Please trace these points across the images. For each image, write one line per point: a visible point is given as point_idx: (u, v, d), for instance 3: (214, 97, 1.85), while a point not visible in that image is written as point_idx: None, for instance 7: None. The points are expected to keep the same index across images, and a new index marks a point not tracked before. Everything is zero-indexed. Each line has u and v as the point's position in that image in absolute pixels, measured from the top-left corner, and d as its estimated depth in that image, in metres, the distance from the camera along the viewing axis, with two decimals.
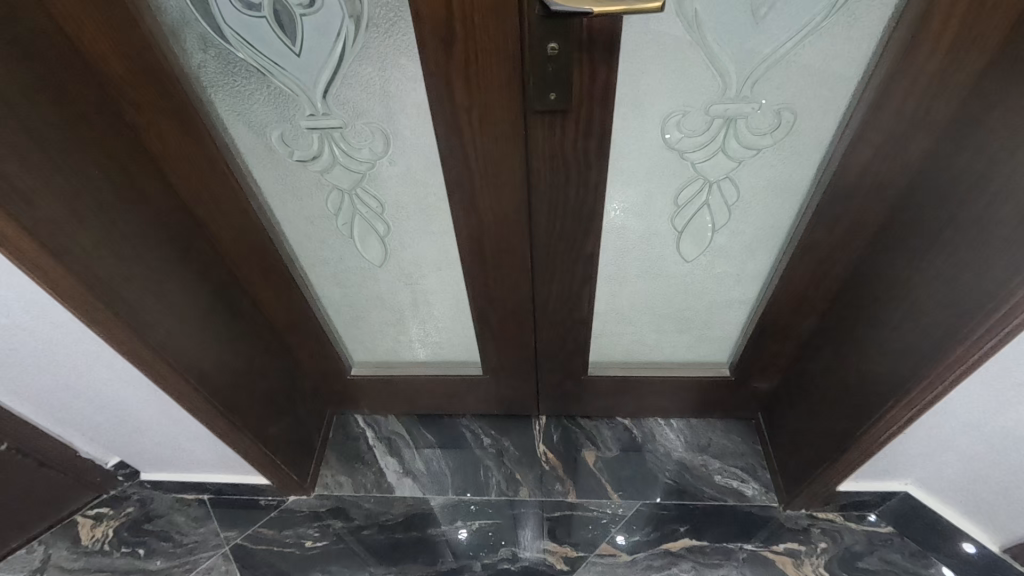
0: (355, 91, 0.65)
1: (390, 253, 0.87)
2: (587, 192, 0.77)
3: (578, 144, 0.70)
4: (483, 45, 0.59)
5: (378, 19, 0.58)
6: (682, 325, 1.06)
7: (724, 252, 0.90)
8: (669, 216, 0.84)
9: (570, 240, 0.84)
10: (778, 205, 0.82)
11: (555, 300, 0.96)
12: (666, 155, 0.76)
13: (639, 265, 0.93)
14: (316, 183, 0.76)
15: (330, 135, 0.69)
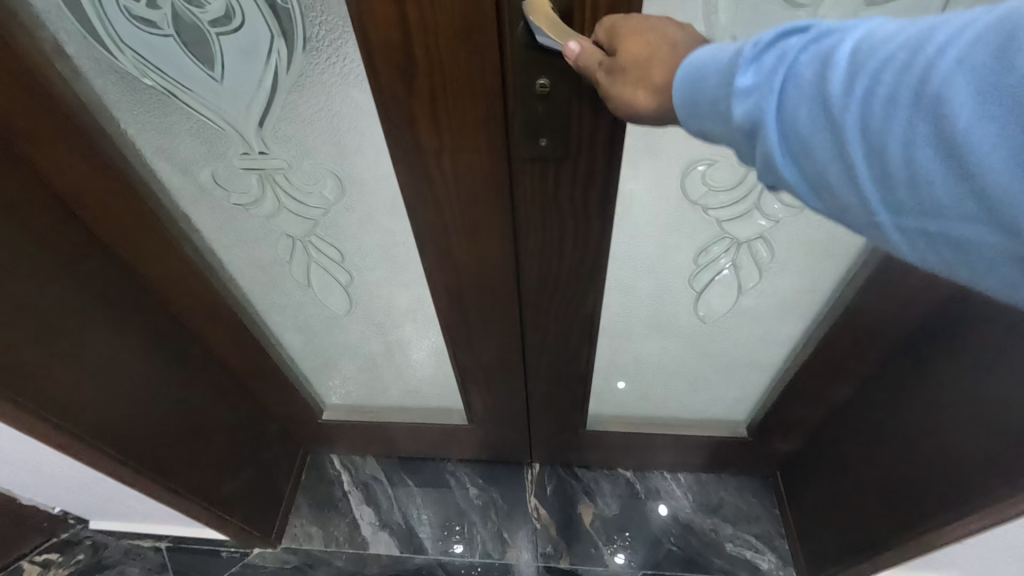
0: (297, 128, 0.51)
1: (356, 301, 0.75)
2: (583, 253, 0.64)
3: (575, 200, 0.57)
4: (454, 78, 0.46)
5: (319, 41, 0.44)
6: (696, 382, 0.95)
7: (750, 309, 0.78)
8: (687, 276, 0.73)
9: (568, 303, 0.72)
10: (823, 269, 0.70)
11: (553, 362, 0.84)
12: (686, 210, 0.63)
13: (652, 324, 0.82)
14: (263, 230, 0.63)
15: (272, 177, 0.56)
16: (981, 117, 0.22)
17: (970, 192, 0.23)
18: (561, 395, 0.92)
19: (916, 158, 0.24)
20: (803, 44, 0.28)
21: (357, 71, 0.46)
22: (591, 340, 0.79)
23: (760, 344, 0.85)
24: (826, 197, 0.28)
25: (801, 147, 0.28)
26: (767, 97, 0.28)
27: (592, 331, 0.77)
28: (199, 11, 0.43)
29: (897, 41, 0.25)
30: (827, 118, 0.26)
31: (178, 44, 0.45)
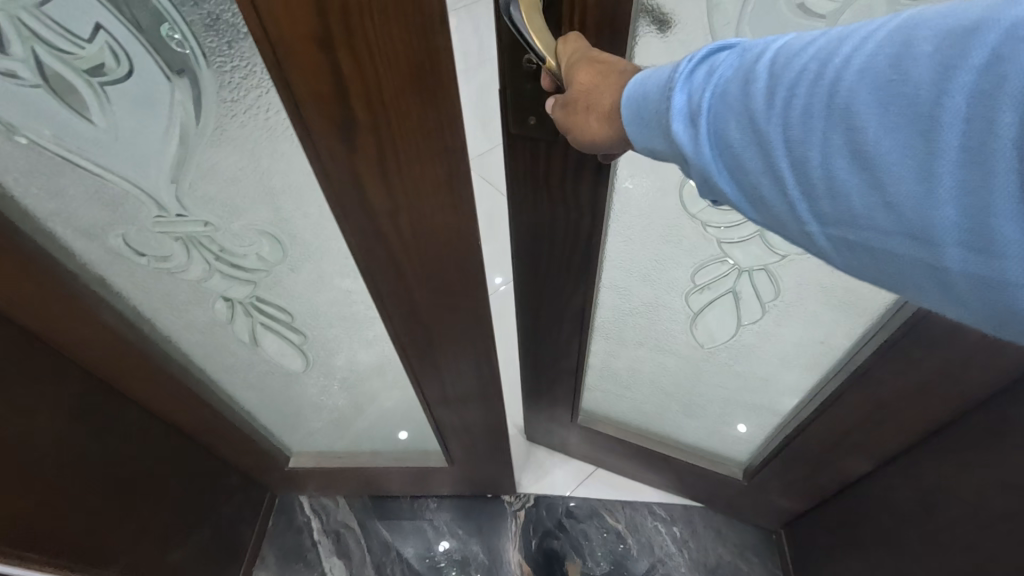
0: (220, 185, 0.42)
1: (315, 360, 0.66)
2: (576, 241, 0.65)
3: (566, 185, 0.58)
4: (406, 134, 0.36)
5: (231, 89, 0.35)
6: (688, 408, 0.98)
7: (751, 344, 0.79)
8: (683, 291, 0.75)
9: (560, 291, 0.75)
10: (839, 328, 0.68)
11: (549, 351, 0.87)
12: (680, 220, 0.64)
13: (645, 333, 0.85)
14: (195, 290, 0.53)
15: (196, 237, 0.47)
16: (892, 129, 0.20)
17: (887, 210, 0.21)
18: (558, 386, 0.96)
19: (834, 173, 0.22)
20: (729, 60, 0.26)
21: (284, 123, 0.37)
22: (582, 331, 0.81)
23: (760, 388, 0.86)
24: (760, 215, 0.26)
25: (728, 164, 0.26)
26: (695, 117, 0.27)
27: (586, 321, 0.79)
28: (69, 54, 0.33)
29: (812, 49, 0.23)
30: (746, 132, 0.25)
31: (53, 94, 0.35)
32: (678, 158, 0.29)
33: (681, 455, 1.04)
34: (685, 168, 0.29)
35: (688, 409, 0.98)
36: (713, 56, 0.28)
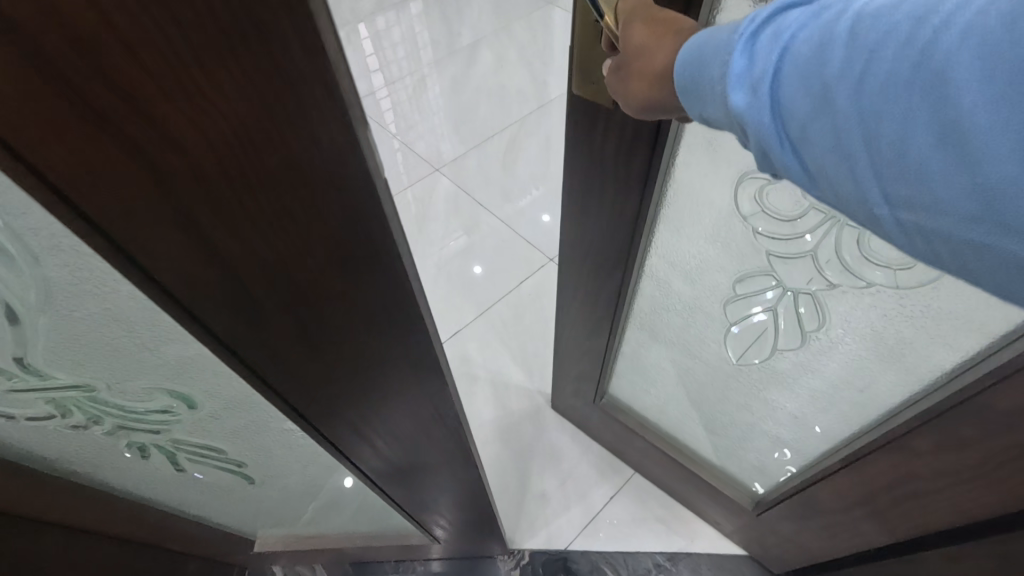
0: (86, 351, 0.30)
1: (263, 480, 0.56)
2: (619, 217, 0.72)
3: (616, 165, 0.65)
4: (331, 283, 0.28)
5: (54, 261, 0.23)
6: (710, 424, 1.00)
7: (783, 375, 0.80)
8: (722, 297, 0.78)
9: (604, 268, 0.81)
10: (886, 375, 0.68)
11: (587, 324, 0.95)
12: (731, 221, 0.67)
13: (679, 333, 0.89)
14: (92, 440, 0.42)
15: (77, 398, 0.35)
16: (993, 103, 0.21)
17: (976, 192, 0.22)
18: (590, 360, 1.02)
19: (912, 148, 0.24)
20: (802, 19, 0.28)
21: (144, 310, 0.26)
22: (617, 311, 0.88)
23: (788, 424, 0.86)
24: (823, 189, 0.29)
25: (794, 132, 0.28)
26: (759, 85, 0.29)
27: (624, 300, 0.86)
28: None
29: (900, 11, 0.24)
30: (816, 101, 0.27)
31: None
32: (738, 125, 0.31)
33: (696, 469, 1.06)
34: (746, 137, 0.32)
35: (710, 424, 1.00)
36: (783, 13, 0.29)
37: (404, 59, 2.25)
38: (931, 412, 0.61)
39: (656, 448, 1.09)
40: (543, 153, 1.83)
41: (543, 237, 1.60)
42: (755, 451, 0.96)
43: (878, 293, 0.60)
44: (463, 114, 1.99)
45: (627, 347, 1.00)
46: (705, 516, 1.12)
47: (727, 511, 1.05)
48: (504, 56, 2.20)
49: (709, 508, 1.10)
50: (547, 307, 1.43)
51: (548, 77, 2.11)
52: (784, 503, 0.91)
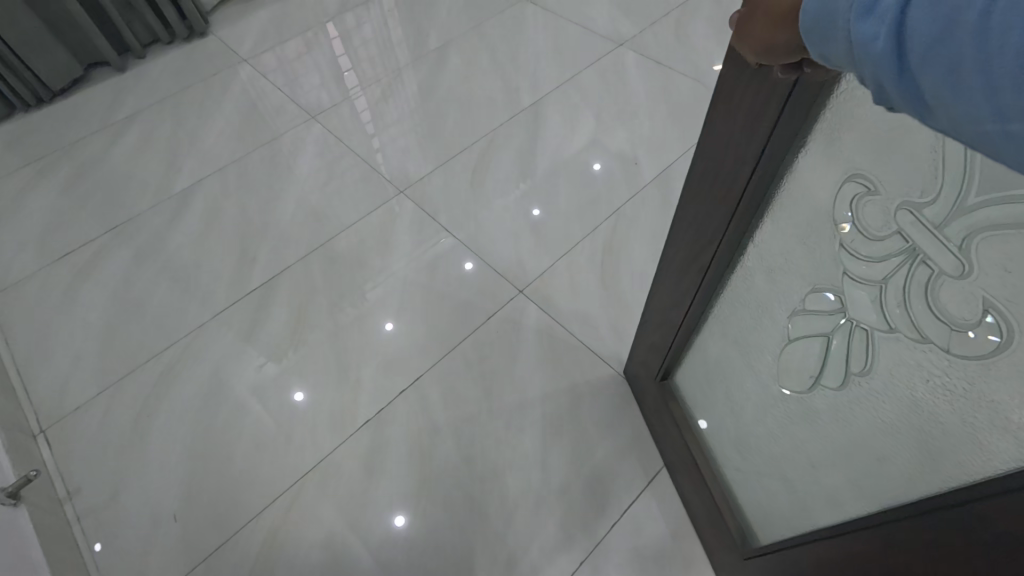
0: None
1: None
2: (728, 191, 0.69)
3: (742, 133, 0.61)
4: None
5: None
6: (738, 441, 0.97)
7: (817, 417, 0.73)
8: (791, 307, 0.72)
9: (705, 245, 0.79)
10: (909, 451, 0.58)
11: (673, 293, 0.94)
12: (823, 224, 0.61)
13: (746, 331, 0.84)
14: None
15: None
16: None
17: None
18: (666, 328, 1.02)
19: None
20: None
21: None
22: (698, 290, 0.87)
23: (799, 473, 0.80)
24: (941, 117, 0.29)
25: (911, 64, 0.28)
26: (885, 12, 0.28)
27: (711, 282, 0.84)
28: None
29: None
30: (941, 28, 0.26)
31: None
32: (860, 61, 0.31)
33: (714, 486, 1.03)
34: (866, 71, 0.31)
35: (738, 443, 0.97)
36: None
37: (379, 58, 2.16)
38: (933, 499, 0.53)
39: (689, 458, 1.09)
40: (516, 166, 1.74)
41: (513, 267, 1.50)
42: (766, 489, 0.91)
43: (931, 352, 0.52)
44: (430, 128, 1.88)
45: (702, 332, 0.97)
46: (706, 548, 1.08)
47: (727, 552, 1.01)
48: (474, 59, 2.09)
49: (710, 541, 1.06)
50: (546, 321, 1.39)
51: (521, 81, 2.00)
52: (771, 558, 0.85)
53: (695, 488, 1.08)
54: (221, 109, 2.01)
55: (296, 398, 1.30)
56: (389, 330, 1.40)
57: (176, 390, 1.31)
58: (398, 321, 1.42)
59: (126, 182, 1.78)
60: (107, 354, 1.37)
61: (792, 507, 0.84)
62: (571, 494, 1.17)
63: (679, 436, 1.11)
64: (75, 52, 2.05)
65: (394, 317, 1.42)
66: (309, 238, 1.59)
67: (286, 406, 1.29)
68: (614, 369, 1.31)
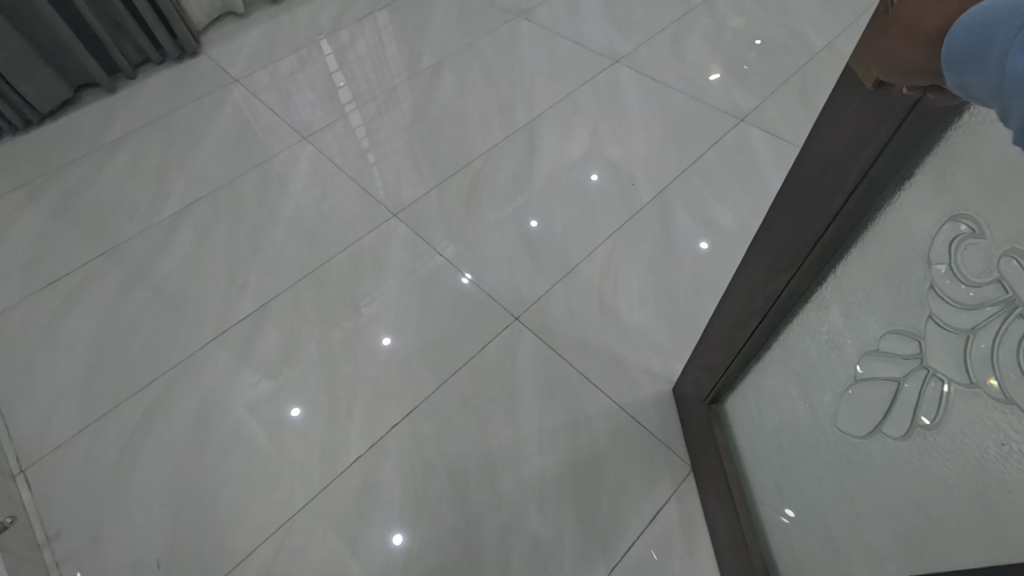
0: None
1: None
2: (818, 215, 0.65)
3: (846, 153, 0.58)
4: None
5: None
6: (780, 479, 0.91)
7: (869, 467, 0.66)
8: (864, 344, 0.65)
9: (783, 269, 0.75)
10: (970, 521, 0.51)
11: (740, 313, 0.90)
12: (915, 261, 0.56)
13: (809, 365, 0.78)
14: None
15: None
16: None
17: None
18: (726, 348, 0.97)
19: None
20: None
21: None
22: (768, 314, 0.83)
23: (840, 523, 0.74)
24: None
25: None
26: None
27: (784, 308, 0.79)
28: None
29: None
30: None
31: None
32: (1007, 97, 0.29)
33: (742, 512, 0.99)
34: (1011, 112, 0.30)
35: (779, 480, 0.91)
36: None
37: (373, 74, 2.15)
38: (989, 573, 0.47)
39: (721, 483, 1.05)
40: (511, 186, 1.72)
41: (507, 291, 1.47)
42: (805, 533, 0.85)
43: (1011, 415, 0.45)
44: (424, 149, 1.85)
45: (763, 359, 0.92)
46: None
47: None
48: (468, 77, 2.07)
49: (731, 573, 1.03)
50: (551, 342, 1.37)
51: (515, 99, 1.98)
52: None
53: (722, 512, 1.05)
54: (211, 130, 1.98)
55: (292, 414, 1.29)
56: (386, 343, 1.39)
57: (161, 428, 1.27)
58: (393, 333, 1.41)
59: (114, 208, 1.75)
60: (90, 390, 1.34)
61: (829, 556, 0.78)
62: (579, 527, 1.13)
63: (717, 462, 1.07)
64: (64, 74, 2.03)
65: (391, 331, 1.41)
66: (298, 264, 1.55)
67: (282, 422, 1.28)
68: (614, 401, 1.27)
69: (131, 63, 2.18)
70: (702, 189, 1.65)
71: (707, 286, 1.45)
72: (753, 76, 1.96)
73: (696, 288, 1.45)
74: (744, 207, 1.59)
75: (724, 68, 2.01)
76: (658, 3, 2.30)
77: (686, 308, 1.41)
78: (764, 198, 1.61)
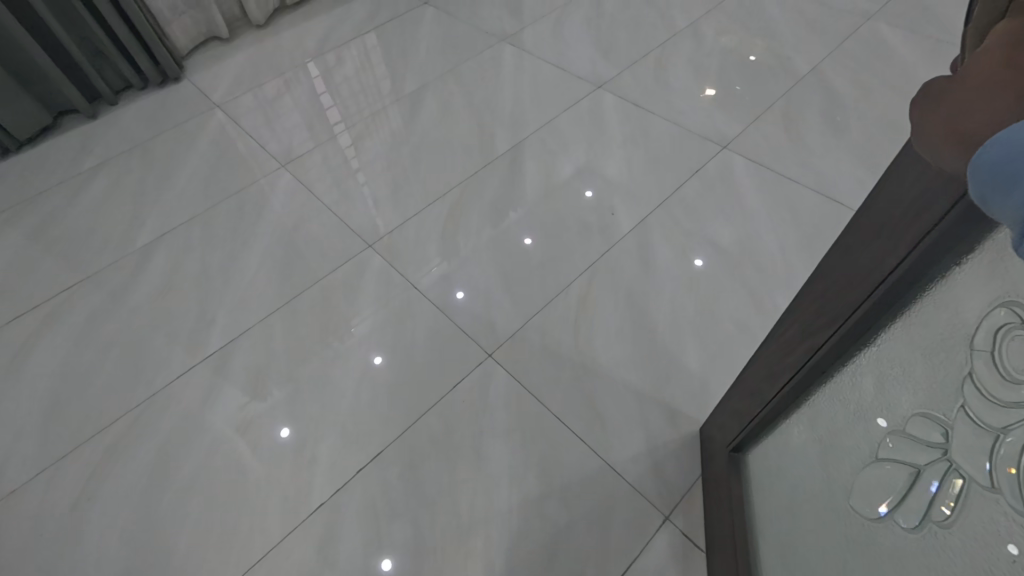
0: None
1: None
2: (861, 279, 0.54)
3: (904, 216, 0.46)
4: None
5: None
6: (782, 553, 0.81)
7: (879, 559, 0.57)
8: (886, 425, 0.55)
9: (815, 331, 0.64)
10: None
11: (770, 371, 0.77)
12: (959, 343, 0.45)
13: (830, 436, 0.67)
14: None
15: None
16: None
17: None
18: (751, 401, 0.86)
19: None
20: None
21: None
22: (794, 378, 0.71)
23: None
24: None
25: None
26: None
27: (809, 372, 0.68)
28: None
29: None
30: None
31: None
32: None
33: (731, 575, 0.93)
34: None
35: (783, 557, 0.81)
36: None
37: (360, 96, 2.14)
38: None
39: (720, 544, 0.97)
40: (489, 216, 1.69)
41: (481, 327, 1.44)
42: None
43: None
44: (403, 177, 1.83)
45: (783, 423, 0.79)
46: None
47: None
48: (450, 103, 2.05)
49: None
50: (528, 376, 1.34)
51: (497, 126, 1.96)
52: None
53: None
54: (189, 158, 1.96)
55: (282, 434, 1.28)
56: (378, 362, 1.39)
57: (119, 473, 1.24)
58: (387, 351, 1.40)
59: (87, 238, 1.73)
60: (50, 431, 1.30)
61: None
62: None
63: (722, 522, 0.97)
64: (43, 101, 2.02)
65: (383, 346, 1.41)
66: (270, 297, 1.53)
67: (274, 443, 1.27)
68: (588, 447, 1.22)
69: (113, 89, 2.17)
70: (682, 221, 1.62)
71: (687, 321, 1.40)
72: (737, 102, 1.94)
73: (675, 323, 1.40)
74: (726, 235, 1.57)
75: (708, 94, 1.99)
76: (643, 28, 2.30)
77: (665, 345, 1.37)
78: (746, 229, 1.57)
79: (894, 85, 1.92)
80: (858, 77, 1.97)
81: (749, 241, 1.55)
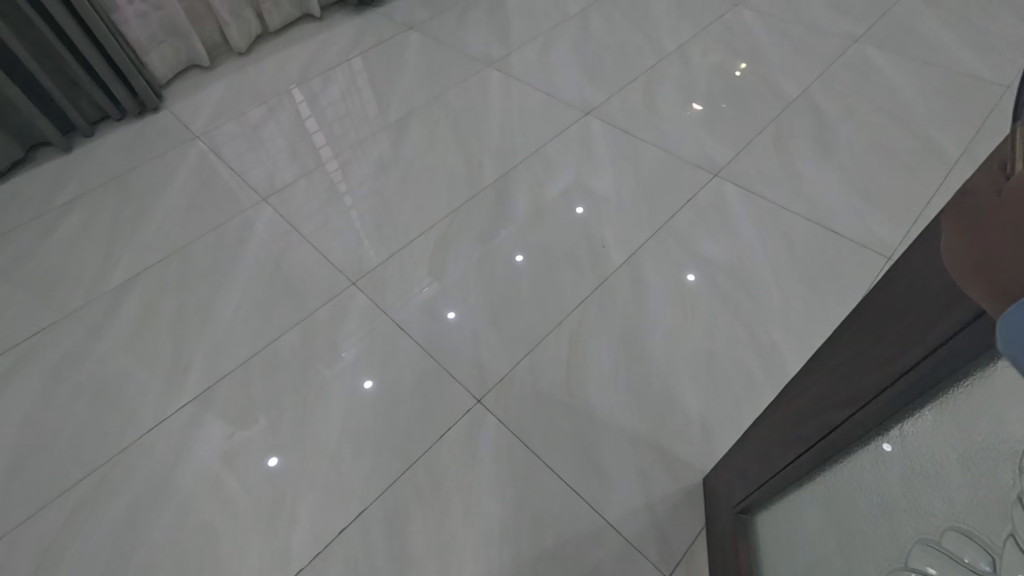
0: None
1: None
2: (878, 368, 0.49)
3: (926, 307, 0.42)
4: None
5: None
6: None
7: None
8: (919, 531, 0.50)
9: (827, 412, 0.59)
10: None
11: (778, 435, 0.72)
12: (999, 456, 0.40)
13: (849, 524, 0.62)
14: None
15: None
16: None
17: None
18: (761, 464, 0.80)
19: None
20: None
21: None
22: (803, 456, 0.66)
23: None
24: None
25: None
26: None
27: (820, 455, 0.62)
28: None
29: None
30: None
31: None
32: None
33: None
34: None
35: None
36: None
37: (347, 118, 2.11)
38: None
39: None
40: (477, 249, 1.64)
41: (469, 370, 1.38)
42: None
43: None
44: (387, 209, 1.77)
45: (794, 496, 0.74)
46: None
47: None
48: (436, 132, 2.01)
49: None
50: (520, 422, 1.28)
51: (484, 154, 1.92)
52: None
53: None
54: (166, 192, 1.90)
55: (270, 463, 1.25)
56: (368, 387, 1.36)
57: (84, 539, 1.16)
58: (376, 375, 1.38)
59: (56, 278, 1.65)
60: (12, 491, 1.23)
61: None
62: None
63: None
64: (15, 135, 1.96)
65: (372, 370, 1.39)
66: (249, 340, 1.46)
67: (260, 470, 1.24)
68: (582, 501, 1.17)
69: (88, 120, 2.11)
70: (675, 252, 1.58)
71: (682, 360, 1.36)
72: (727, 127, 1.92)
73: (670, 363, 1.35)
74: (718, 254, 1.56)
75: (697, 117, 1.97)
76: (630, 52, 2.28)
77: (662, 386, 1.32)
78: (739, 260, 1.54)
79: (883, 110, 1.90)
80: (847, 102, 1.96)
81: (743, 274, 1.51)
